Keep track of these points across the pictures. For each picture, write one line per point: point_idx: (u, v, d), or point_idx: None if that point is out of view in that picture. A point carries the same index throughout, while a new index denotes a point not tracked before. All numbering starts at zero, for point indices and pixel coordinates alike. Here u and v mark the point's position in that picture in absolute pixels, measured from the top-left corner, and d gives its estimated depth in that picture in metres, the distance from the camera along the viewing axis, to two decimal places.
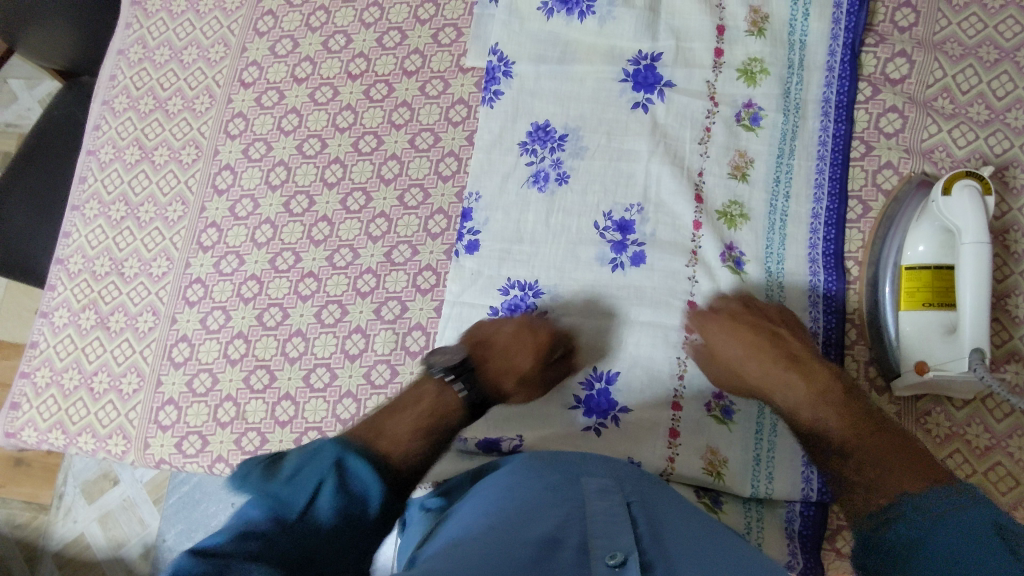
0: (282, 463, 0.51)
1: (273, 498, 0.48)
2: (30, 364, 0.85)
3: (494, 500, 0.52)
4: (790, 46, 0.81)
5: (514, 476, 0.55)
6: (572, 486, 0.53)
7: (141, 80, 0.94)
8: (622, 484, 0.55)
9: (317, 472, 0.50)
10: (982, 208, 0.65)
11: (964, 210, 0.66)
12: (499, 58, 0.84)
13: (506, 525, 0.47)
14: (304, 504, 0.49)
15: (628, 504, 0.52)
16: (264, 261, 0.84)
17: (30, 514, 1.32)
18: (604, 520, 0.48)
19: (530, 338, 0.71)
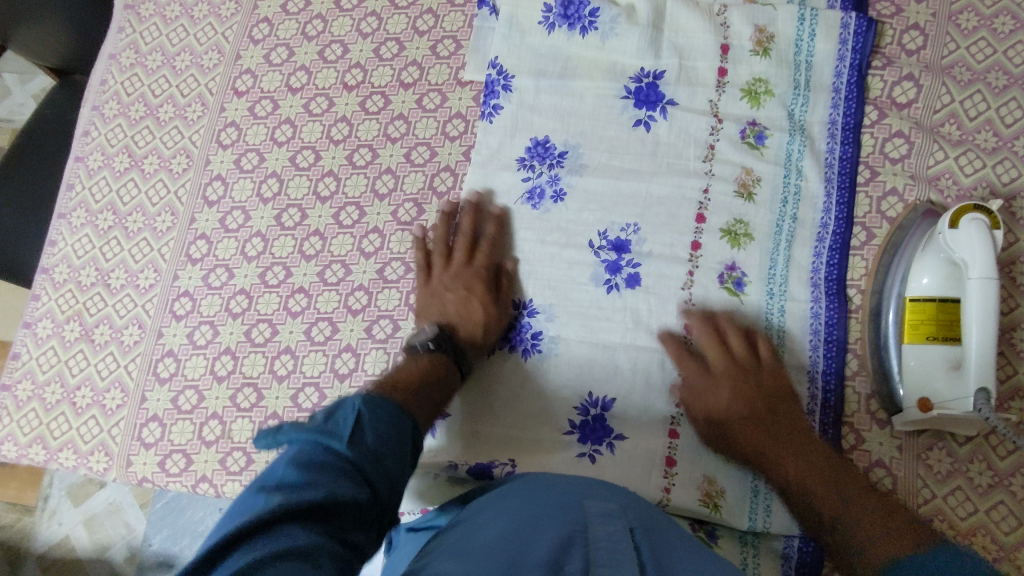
0: (327, 407, 0.53)
1: (324, 433, 0.50)
2: (12, 376, 0.83)
3: (494, 522, 0.51)
4: (796, 66, 0.79)
5: (516, 499, 0.54)
6: (574, 508, 0.51)
7: (132, 86, 0.92)
8: (626, 510, 0.54)
9: (352, 410, 0.52)
10: (989, 241, 0.63)
11: (970, 241, 0.64)
12: (498, 72, 0.82)
13: (507, 550, 0.45)
14: (348, 439, 0.50)
15: (632, 530, 0.50)
16: (255, 275, 0.82)
17: (14, 515, 1.30)
18: (608, 546, 0.47)
19: (479, 288, 0.74)
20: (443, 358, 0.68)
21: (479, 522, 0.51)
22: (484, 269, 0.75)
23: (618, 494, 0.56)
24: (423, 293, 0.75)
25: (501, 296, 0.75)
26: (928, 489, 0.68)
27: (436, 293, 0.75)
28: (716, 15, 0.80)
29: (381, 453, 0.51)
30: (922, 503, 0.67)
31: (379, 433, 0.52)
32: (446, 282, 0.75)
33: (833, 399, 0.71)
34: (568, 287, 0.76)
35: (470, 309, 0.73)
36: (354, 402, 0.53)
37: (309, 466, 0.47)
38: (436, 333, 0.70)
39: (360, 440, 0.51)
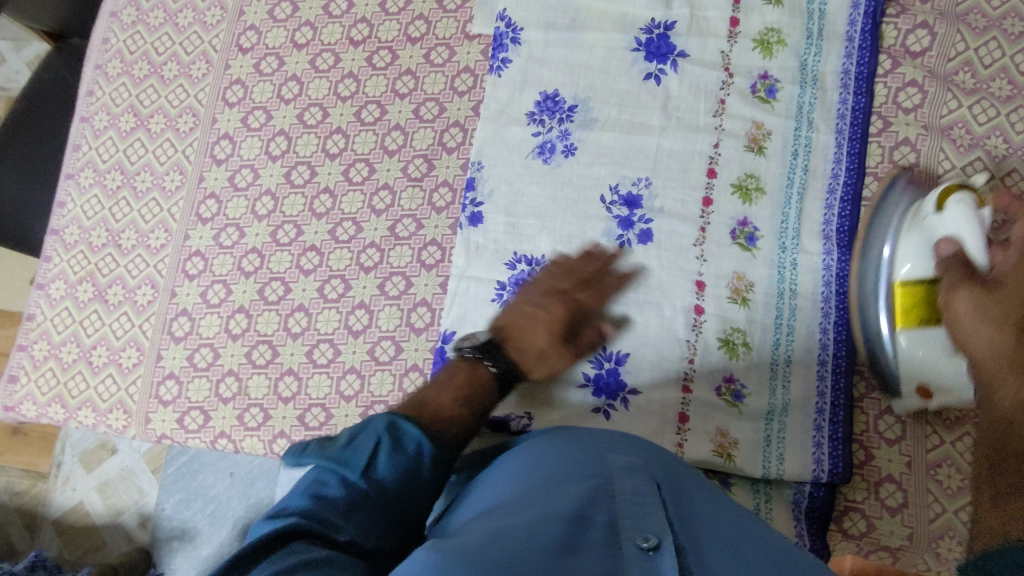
0: (351, 429, 0.54)
1: (340, 462, 0.51)
2: (28, 337, 0.84)
3: (521, 474, 0.52)
4: (809, 15, 0.78)
5: (540, 452, 0.55)
6: (597, 461, 0.51)
7: (135, 44, 0.90)
8: (649, 463, 0.53)
9: (373, 435, 0.53)
10: (976, 220, 0.62)
11: (958, 217, 0.63)
12: (507, 25, 0.81)
13: (533, 505, 0.46)
14: (363, 468, 0.50)
15: (655, 484, 0.50)
16: (266, 234, 0.82)
17: (28, 482, 1.32)
18: (632, 500, 0.47)
19: (546, 314, 0.66)
20: (489, 381, 0.64)
21: (507, 475, 0.53)
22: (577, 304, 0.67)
23: (640, 446, 0.56)
24: (511, 307, 0.69)
25: (566, 342, 0.67)
26: (937, 435, 0.69)
27: (503, 332, 0.68)
28: None
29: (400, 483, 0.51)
30: (930, 449, 0.69)
31: (397, 463, 0.52)
32: (534, 303, 0.68)
33: (843, 349, 0.72)
34: (579, 244, 0.76)
35: (536, 345, 0.66)
36: (377, 426, 0.53)
37: (323, 494, 0.48)
38: (485, 343, 0.66)
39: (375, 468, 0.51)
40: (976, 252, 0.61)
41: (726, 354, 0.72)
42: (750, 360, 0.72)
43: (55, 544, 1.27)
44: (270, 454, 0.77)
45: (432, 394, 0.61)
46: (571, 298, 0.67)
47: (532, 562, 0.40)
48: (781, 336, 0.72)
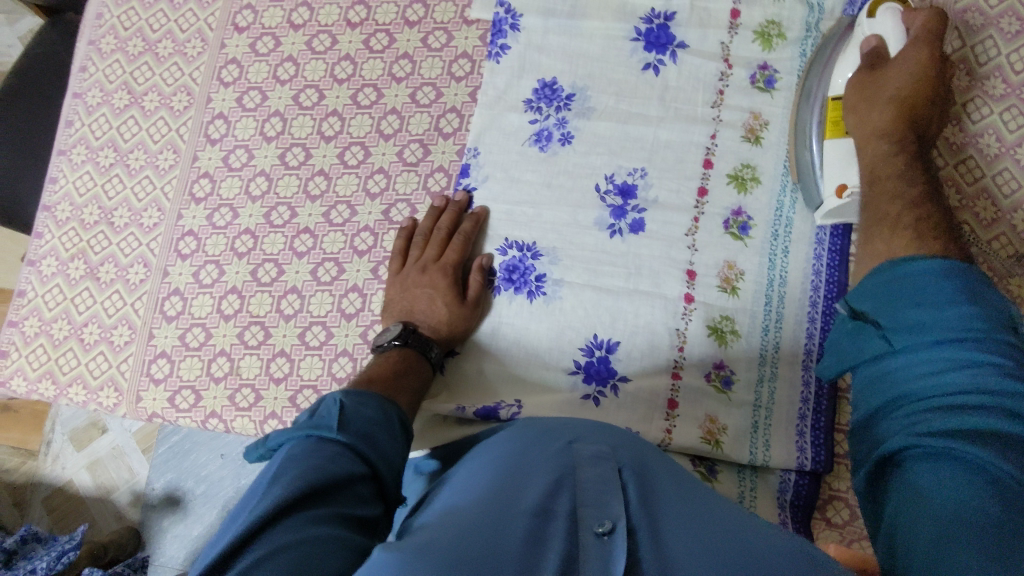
0: (309, 407, 0.56)
1: (311, 427, 0.53)
2: (18, 313, 0.83)
3: (491, 467, 0.53)
4: (809, 6, 0.78)
5: (515, 444, 0.56)
6: (566, 453, 0.52)
7: (129, 20, 0.89)
8: (618, 451, 0.54)
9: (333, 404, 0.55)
10: (898, 19, 0.70)
11: (886, 22, 0.70)
12: (506, 10, 0.81)
13: (495, 497, 0.47)
14: (338, 426, 0.53)
15: (621, 470, 0.51)
16: (259, 216, 0.82)
17: (19, 459, 1.31)
18: (596, 489, 0.47)
19: (444, 281, 0.73)
20: (409, 353, 0.69)
21: (479, 468, 0.54)
22: (453, 268, 0.74)
23: (614, 436, 0.57)
24: (396, 294, 0.74)
25: (468, 298, 0.74)
26: None
27: (415, 313, 0.73)
28: None
29: (371, 434, 0.55)
30: None
31: (365, 422, 0.55)
32: (416, 280, 0.74)
33: (830, 339, 0.73)
34: (572, 232, 0.76)
35: (446, 314, 0.72)
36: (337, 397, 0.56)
37: (303, 456, 0.50)
38: (402, 330, 0.70)
39: (348, 426, 0.54)
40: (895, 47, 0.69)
41: (716, 342, 0.72)
42: (738, 349, 0.72)
43: (45, 521, 1.27)
44: (260, 434, 0.77)
45: (369, 373, 0.65)
46: (447, 263, 0.74)
47: (492, 556, 0.41)
48: (771, 325, 0.73)
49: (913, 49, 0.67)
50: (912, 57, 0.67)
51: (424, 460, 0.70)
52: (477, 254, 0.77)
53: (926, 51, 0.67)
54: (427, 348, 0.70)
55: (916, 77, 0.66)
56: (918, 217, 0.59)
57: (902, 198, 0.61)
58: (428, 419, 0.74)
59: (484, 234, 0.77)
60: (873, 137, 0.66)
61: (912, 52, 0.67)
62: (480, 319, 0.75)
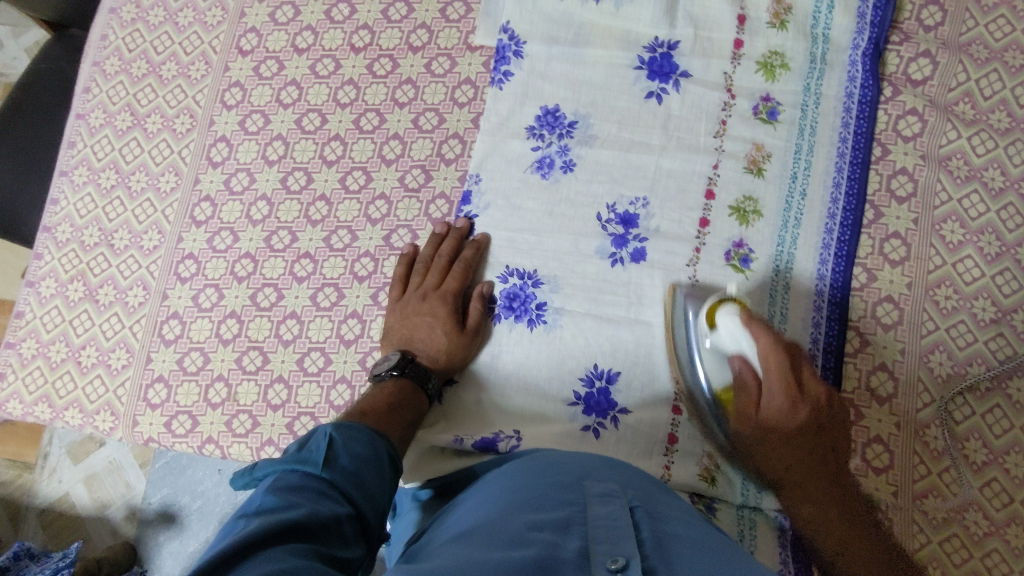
0: (298, 439, 0.56)
1: (298, 460, 0.53)
2: (16, 335, 0.83)
3: (495, 501, 0.52)
4: (813, 38, 0.78)
5: (520, 477, 0.55)
6: (575, 488, 0.52)
7: (134, 42, 0.90)
8: (627, 488, 0.53)
9: (323, 437, 0.55)
10: (746, 331, 0.63)
11: (735, 331, 0.64)
12: (510, 37, 0.81)
13: (506, 530, 0.46)
14: (324, 462, 0.53)
15: (631, 509, 0.50)
16: (260, 240, 0.81)
17: (13, 473, 1.31)
18: (606, 526, 0.47)
19: (443, 309, 0.73)
20: (407, 383, 0.69)
21: (482, 501, 0.53)
22: (453, 297, 0.73)
23: (622, 473, 0.57)
24: (397, 324, 0.74)
25: (467, 328, 0.73)
26: (924, 466, 0.69)
27: (415, 342, 0.72)
28: None
29: (359, 472, 0.54)
30: (916, 479, 0.69)
31: (354, 456, 0.55)
32: (415, 308, 0.74)
33: (830, 376, 0.71)
34: (573, 261, 0.76)
35: (446, 343, 0.72)
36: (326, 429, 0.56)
37: (289, 489, 0.49)
38: (399, 360, 0.70)
39: (335, 462, 0.54)
40: (753, 359, 0.63)
41: None
42: None
43: (39, 536, 1.26)
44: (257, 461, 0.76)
45: (368, 402, 0.65)
46: (447, 291, 0.73)
47: None
48: None
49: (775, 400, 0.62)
50: (774, 410, 0.62)
51: (420, 489, 0.70)
52: (478, 282, 0.76)
53: (792, 392, 0.62)
54: (427, 377, 0.70)
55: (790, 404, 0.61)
56: (835, 509, 0.61)
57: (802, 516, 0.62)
58: (424, 450, 0.73)
59: (485, 261, 0.77)
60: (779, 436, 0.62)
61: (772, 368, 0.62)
62: (481, 347, 0.75)
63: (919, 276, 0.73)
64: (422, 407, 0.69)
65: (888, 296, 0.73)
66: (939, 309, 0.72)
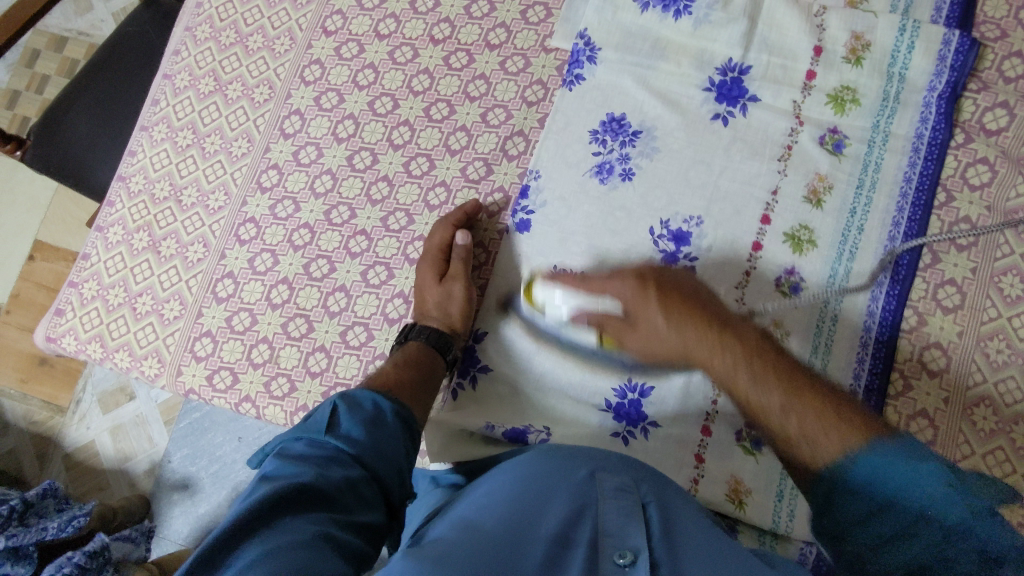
0: (306, 411, 0.58)
1: (303, 431, 0.54)
2: (80, 275, 0.87)
3: (503, 489, 0.51)
4: (888, 77, 0.78)
5: (530, 465, 0.54)
6: (588, 482, 0.51)
7: (226, 12, 0.94)
8: (639, 482, 0.53)
9: (328, 405, 0.57)
10: (591, 291, 0.65)
11: (553, 295, 0.69)
12: (586, 43, 0.82)
13: (518, 515, 0.48)
14: (327, 430, 0.54)
15: (643, 505, 0.51)
16: (320, 212, 0.84)
17: (47, 412, 1.35)
18: (617, 520, 0.49)
19: (429, 265, 0.76)
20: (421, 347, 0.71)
21: (493, 486, 0.52)
22: (433, 251, 0.77)
23: (640, 468, 0.56)
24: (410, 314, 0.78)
25: (450, 275, 0.76)
26: None
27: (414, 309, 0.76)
28: (814, 16, 0.80)
29: (370, 436, 0.55)
30: None
31: (360, 419, 0.56)
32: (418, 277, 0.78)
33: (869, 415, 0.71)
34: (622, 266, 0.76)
35: (425, 289, 0.75)
36: (329, 399, 0.57)
37: (295, 459, 0.51)
38: (403, 326, 0.75)
39: (337, 429, 0.55)
40: (603, 301, 0.65)
41: None
42: None
43: (63, 477, 1.30)
44: (289, 425, 0.78)
45: (377, 370, 0.68)
46: (429, 250, 0.77)
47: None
48: None
49: (660, 318, 0.60)
50: (631, 300, 0.62)
51: (443, 474, 0.70)
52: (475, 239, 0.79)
53: (682, 313, 0.59)
54: (440, 338, 0.72)
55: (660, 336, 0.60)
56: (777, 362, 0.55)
57: (774, 400, 0.53)
58: (450, 432, 0.74)
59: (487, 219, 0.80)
60: (692, 351, 0.59)
61: (606, 285, 0.64)
62: (463, 290, 0.75)
63: (971, 326, 0.72)
64: (433, 361, 0.71)
65: (936, 343, 0.72)
66: (990, 362, 0.71)
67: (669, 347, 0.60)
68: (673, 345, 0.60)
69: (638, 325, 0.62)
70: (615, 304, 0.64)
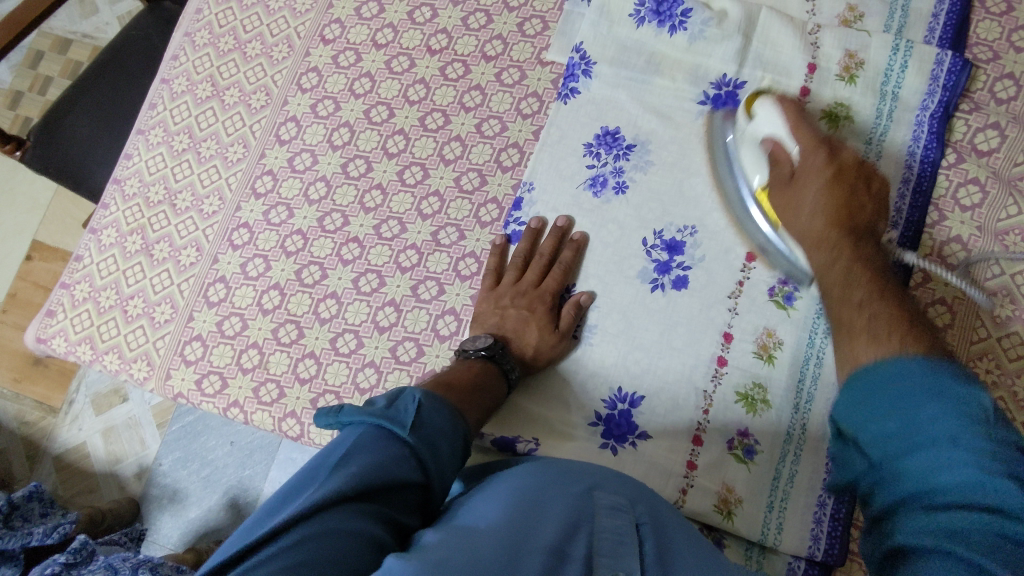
0: (389, 393, 0.57)
1: (385, 417, 0.54)
2: (72, 276, 0.87)
3: (499, 498, 0.51)
4: (881, 96, 0.78)
5: (529, 477, 0.54)
6: (583, 497, 0.52)
7: (225, 18, 0.94)
8: (634, 503, 0.54)
9: (413, 400, 0.56)
10: (782, 114, 0.69)
11: (772, 117, 0.70)
12: (581, 56, 0.83)
13: (518, 522, 0.47)
14: (410, 426, 0.54)
15: (638, 526, 0.51)
16: (313, 219, 0.84)
17: (39, 413, 1.34)
18: (612, 539, 0.48)
19: (540, 307, 0.73)
20: (492, 368, 0.69)
21: (489, 495, 0.52)
22: (551, 296, 0.74)
23: (632, 488, 0.56)
24: (489, 302, 0.75)
25: (560, 327, 0.73)
26: None
27: (499, 305, 0.74)
28: (808, 34, 0.80)
29: (437, 443, 0.55)
30: None
31: (437, 426, 0.56)
32: (510, 300, 0.74)
33: None
34: (614, 278, 0.76)
35: (527, 327, 0.72)
36: (415, 394, 0.56)
37: (370, 447, 0.51)
38: (491, 343, 0.70)
39: (418, 429, 0.54)
40: (789, 151, 0.68)
41: (744, 409, 0.70)
42: (767, 419, 0.70)
43: (53, 479, 1.30)
44: (277, 431, 0.78)
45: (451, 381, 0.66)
46: (546, 291, 0.74)
47: None
48: (801, 403, 0.70)
49: (809, 222, 0.64)
50: (811, 166, 0.66)
51: None
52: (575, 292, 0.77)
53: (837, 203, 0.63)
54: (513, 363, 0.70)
55: (813, 212, 0.64)
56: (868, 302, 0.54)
57: (851, 301, 0.54)
58: None
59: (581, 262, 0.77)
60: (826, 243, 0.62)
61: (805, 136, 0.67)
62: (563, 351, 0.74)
63: (960, 347, 0.72)
64: (498, 392, 0.69)
65: None
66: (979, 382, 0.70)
67: (808, 228, 0.64)
68: (821, 215, 0.64)
69: (801, 171, 0.66)
70: (796, 157, 0.67)
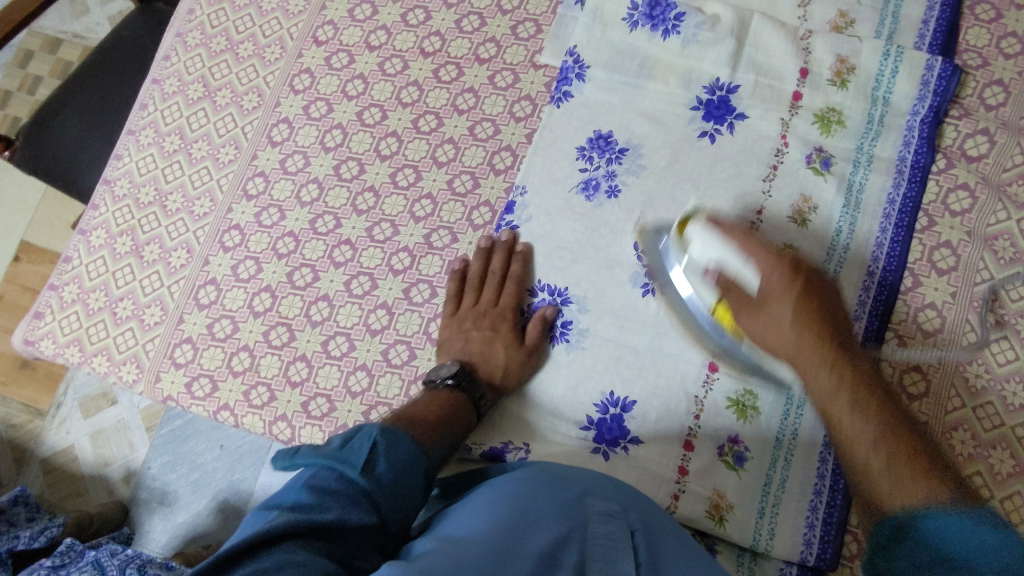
0: (346, 432, 0.57)
1: (339, 459, 0.54)
2: (61, 278, 0.86)
3: (491, 505, 0.51)
4: (872, 100, 0.79)
5: (520, 483, 0.54)
6: (575, 503, 0.51)
7: (217, 19, 0.94)
8: (627, 509, 0.54)
9: (368, 438, 0.56)
10: (725, 241, 0.65)
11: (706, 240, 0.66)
12: (575, 60, 0.83)
13: (509, 531, 0.47)
14: (362, 467, 0.54)
15: (631, 532, 0.51)
16: (305, 221, 0.84)
17: (26, 416, 1.33)
18: (605, 544, 0.48)
19: (502, 326, 0.75)
20: (460, 395, 0.70)
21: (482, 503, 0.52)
22: (512, 314, 0.76)
23: (625, 493, 0.56)
24: (450, 326, 0.76)
25: (525, 344, 0.74)
26: None
27: (463, 328, 0.76)
28: (801, 39, 0.81)
29: (394, 482, 0.55)
30: None
31: (393, 463, 0.56)
32: (472, 322, 0.76)
33: None
34: (606, 282, 0.76)
35: (492, 347, 0.74)
36: (371, 430, 0.57)
37: (324, 490, 0.51)
38: (457, 371, 0.71)
39: (372, 468, 0.54)
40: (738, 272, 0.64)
41: (735, 415, 0.70)
42: (757, 425, 0.70)
43: (40, 483, 1.29)
44: (267, 435, 0.77)
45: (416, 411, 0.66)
46: (506, 307, 0.76)
47: None
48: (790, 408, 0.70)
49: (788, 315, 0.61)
50: (773, 286, 0.62)
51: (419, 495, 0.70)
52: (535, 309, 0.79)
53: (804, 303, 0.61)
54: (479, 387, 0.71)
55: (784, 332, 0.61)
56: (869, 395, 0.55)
57: (837, 393, 0.56)
58: None
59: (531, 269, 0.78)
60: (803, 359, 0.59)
61: (756, 255, 0.63)
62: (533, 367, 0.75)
63: (950, 351, 0.72)
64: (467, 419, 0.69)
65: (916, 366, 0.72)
66: (969, 386, 0.71)
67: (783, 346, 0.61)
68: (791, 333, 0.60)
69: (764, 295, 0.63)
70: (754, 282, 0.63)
